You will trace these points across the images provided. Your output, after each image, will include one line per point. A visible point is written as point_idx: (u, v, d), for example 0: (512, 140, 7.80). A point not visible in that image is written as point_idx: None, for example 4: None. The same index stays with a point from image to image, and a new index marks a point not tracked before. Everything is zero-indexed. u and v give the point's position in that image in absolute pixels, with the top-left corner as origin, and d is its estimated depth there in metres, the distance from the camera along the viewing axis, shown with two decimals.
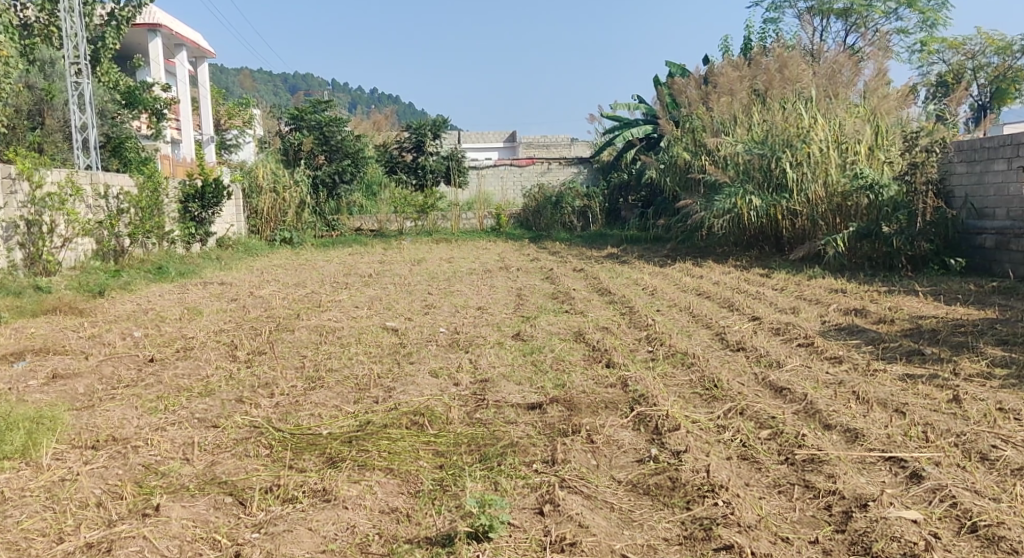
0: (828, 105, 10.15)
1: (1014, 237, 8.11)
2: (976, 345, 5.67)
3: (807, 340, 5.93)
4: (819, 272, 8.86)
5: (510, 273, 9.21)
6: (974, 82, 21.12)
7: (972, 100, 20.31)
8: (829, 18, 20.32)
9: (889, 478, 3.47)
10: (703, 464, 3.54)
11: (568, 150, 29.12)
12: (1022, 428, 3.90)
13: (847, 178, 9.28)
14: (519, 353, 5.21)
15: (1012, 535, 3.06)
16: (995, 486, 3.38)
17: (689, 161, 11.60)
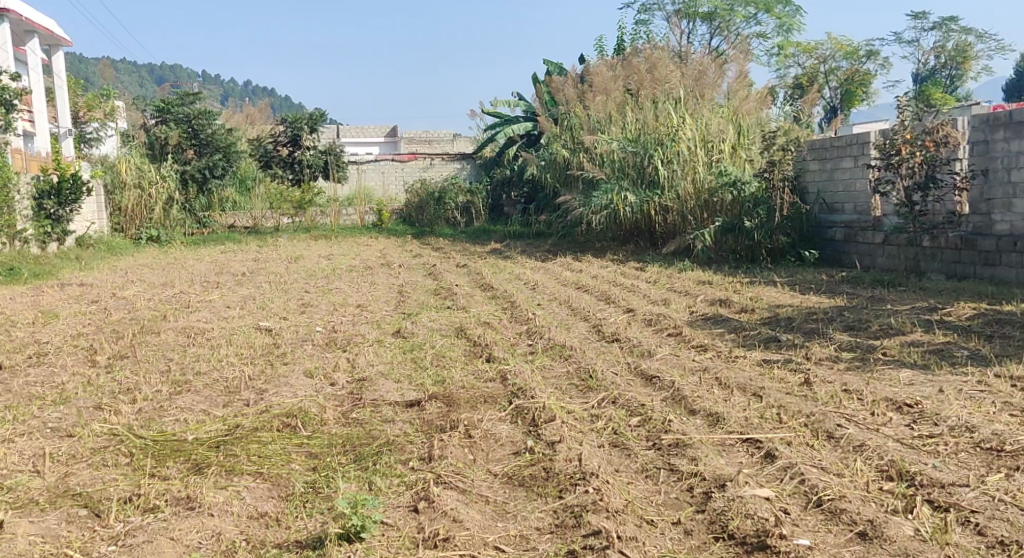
0: (694, 106, 10.58)
1: (861, 231, 8.86)
2: (826, 330, 6.03)
3: (676, 329, 6.16)
4: (689, 265, 9.21)
5: (391, 270, 9.15)
6: (826, 85, 22.36)
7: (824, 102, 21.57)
8: (695, 21, 21.08)
9: (747, 458, 3.67)
10: (575, 453, 3.62)
11: (450, 146, 29.14)
12: (862, 408, 4.23)
13: (712, 175, 9.70)
14: (398, 350, 5.19)
15: (852, 507, 3.20)
16: (838, 462, 3.60)
17: (567, 158, 11.84)
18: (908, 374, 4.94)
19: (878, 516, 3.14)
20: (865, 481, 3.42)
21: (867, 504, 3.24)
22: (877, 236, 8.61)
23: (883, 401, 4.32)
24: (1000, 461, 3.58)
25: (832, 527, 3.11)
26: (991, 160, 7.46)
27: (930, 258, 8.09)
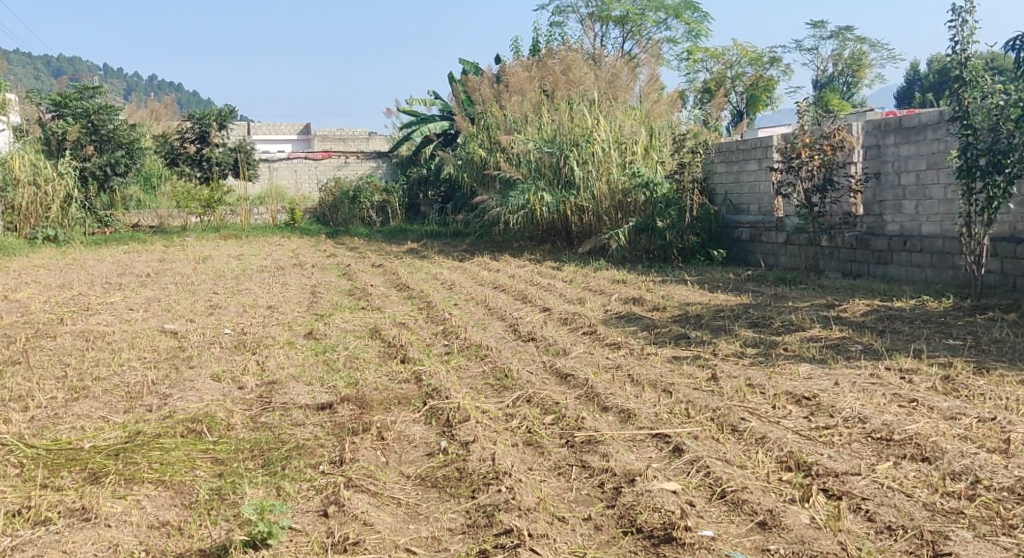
0: (608, 107, 10.78)
1: (764, 231, 9.19)
2: (732, 327, 6.20)
3: (590, 328, 6.23)
4: (604, 264, 9.35)
5: (304, 270, 8.99)
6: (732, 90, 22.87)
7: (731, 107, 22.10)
8: (608, 25, 21.41)
9: (656, 453, 3.76)
10: (489, 453, 3.63)
11: (365, 145, 28.89)
12: (765, 402, 4.42)
13: (626, 176, 9.89)
14: (310, 352, 5.10)
15: (753, 498, 3.29)
16: (741, 455, 3.71)
17: (484, 158, 11.86)
18: (808, 368, 5.14)
19: (777, 505, 3.24)
20: (765, 472, 3.53)
21: (768, 494, 3.34)
22: (780, 236, 8.96)
23: (784, 395, 4.52)
24: (889, 450, 3.75)
25: (734, 518, 3.18)
26: (883, 164, 7.92)
27: (828, 257, 8.53)
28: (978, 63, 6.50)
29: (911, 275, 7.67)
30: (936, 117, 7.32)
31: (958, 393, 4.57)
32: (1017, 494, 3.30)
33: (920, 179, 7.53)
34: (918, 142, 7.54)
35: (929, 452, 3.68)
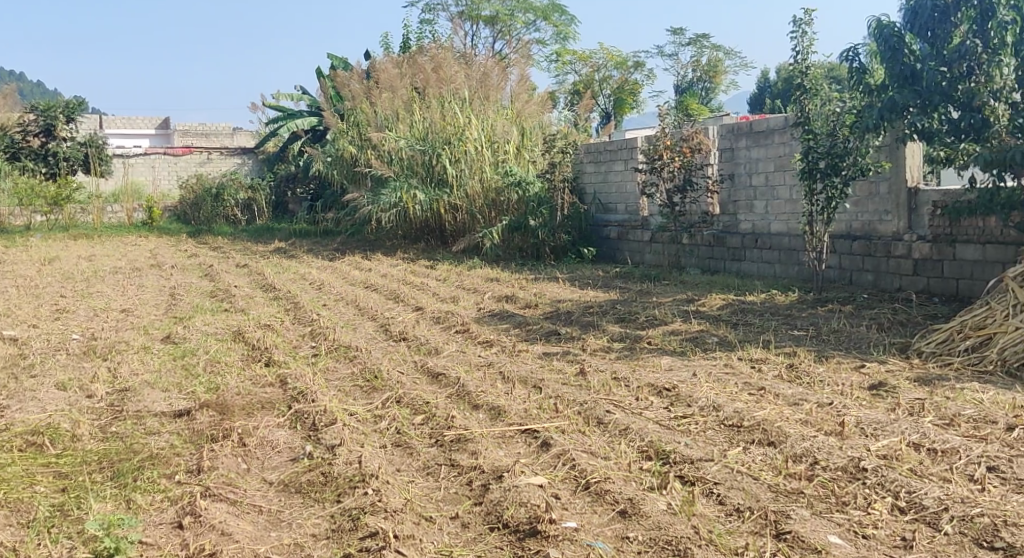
0: (479, 107, 10.69)
1: (631, 229, 9.52)
2: (601, 323, 6.35)
3: (463, 326, 6.24)
4: (477, 263, 9.41)
5: (162, 271, 8.60)
6: (602, 93, 23.40)
7: (599, 109, 22.69)
8: (478, 24, 21.44)
9: (524, 448, 3.81)
10: (356, 455, 3.58)
11: (228, 140, 28.03)
12: (629, 393, 4.57)
13: (499, 175, 9.99)
14: (168, 357, 4.88)
15: (616, 488, 3.37)
16: (605, 447, 3.83)
17: (355, 155, 11.69)
18: (668, 360, 5.33)
19: (637, 493, 3.33)
20: (627, 462, 3.65)
21: (629, 483, 3.44)
22: (645, 234, 9.29)
23: (646, 387, 4.68)
24: (740, 436, 3.95)
25: (597, 508, 3.26)
26: (736, 167, 8.31)
27: (689, 254, 8.93)
28: (818, 72, 6.88)
29: (763, 271, 8.10)
30: (781, 123, 7.74)
31: (802, 380, 4.86)
32: (851, 472, 3.53)
33: (769, 181, 7.95)
34: (767, 146, 7.95)
35: (775, 437, 3.89)
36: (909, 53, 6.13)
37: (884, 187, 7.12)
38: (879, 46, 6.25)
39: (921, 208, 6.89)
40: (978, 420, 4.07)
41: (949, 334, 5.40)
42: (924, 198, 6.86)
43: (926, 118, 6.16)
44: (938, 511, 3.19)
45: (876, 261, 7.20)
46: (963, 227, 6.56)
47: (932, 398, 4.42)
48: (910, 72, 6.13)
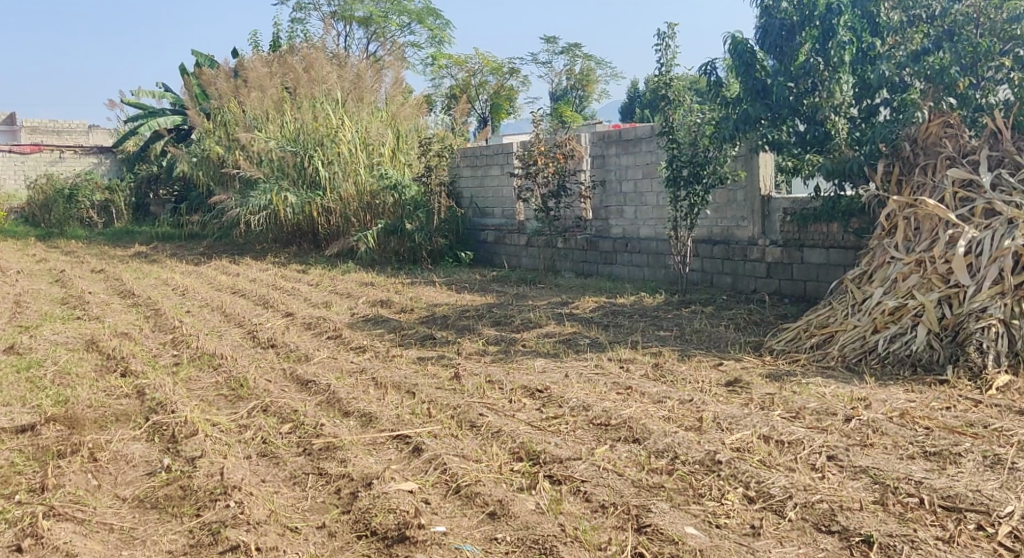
0: (353, 109, 10.54)
1: (508, 233, 9.63)
2: (476, 327, 6.37)
3: (335, 332, 6.12)
4: (351, 267, 9.27)
5: (8, 277, 8.05)
6: (478, 99, 23.56)
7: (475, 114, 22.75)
8: (352, 24, 21.10)
9: (395, 454, 3.77)
10: (218, 467, 3.45)
11: (83, 137, 26.54)
12: (503, 396, 4.60)
13: (374, 177, 9.89)
14: (12, 370, 4.57)
15: (485, 490, 3.39)
16: (477, 450, 3.84)
17: (222, 155, 11.31)
18: (542, 362, 5.40)
19: (506, 495, 3.35)
20: (497, 464, 3.68)
21: (498, 485, 3.46)
22: (521, 238, 9.42)
23: (520, 389, 4.73)
24: (607, 434, 4.06)
25: (467, 511, 3.27)
26: (607, 174, 8.52)
27: (563, 257, 9.12)
28: (680, 84, 7.11)
29: (633, 274, 8.35)
30: (648, 131, 7.99)
31: (666, 378, 5.03)
32: (708, 465, 3.67)
33: (637, 188, 8.19)
34: (634, 154, 8.18)
35: (639, 434, 4.02)
36: (761, 68, 6.51)
37: (742, 194, 7.47)
38: (735, 61, 6.57)
39: (773, 214, 7.26)
40: (821, 412, 4.33)
41: (798, 333, 5.73)
42: (776, 205, 7.23)
43: (775, 131, 6.50)
44: (784, 499, 3.36)
45: (735, 264, 7.54)
46: (810, 232, 6.93)
47: (782, 393, 4.67)
48: (762, 86, 6.53)
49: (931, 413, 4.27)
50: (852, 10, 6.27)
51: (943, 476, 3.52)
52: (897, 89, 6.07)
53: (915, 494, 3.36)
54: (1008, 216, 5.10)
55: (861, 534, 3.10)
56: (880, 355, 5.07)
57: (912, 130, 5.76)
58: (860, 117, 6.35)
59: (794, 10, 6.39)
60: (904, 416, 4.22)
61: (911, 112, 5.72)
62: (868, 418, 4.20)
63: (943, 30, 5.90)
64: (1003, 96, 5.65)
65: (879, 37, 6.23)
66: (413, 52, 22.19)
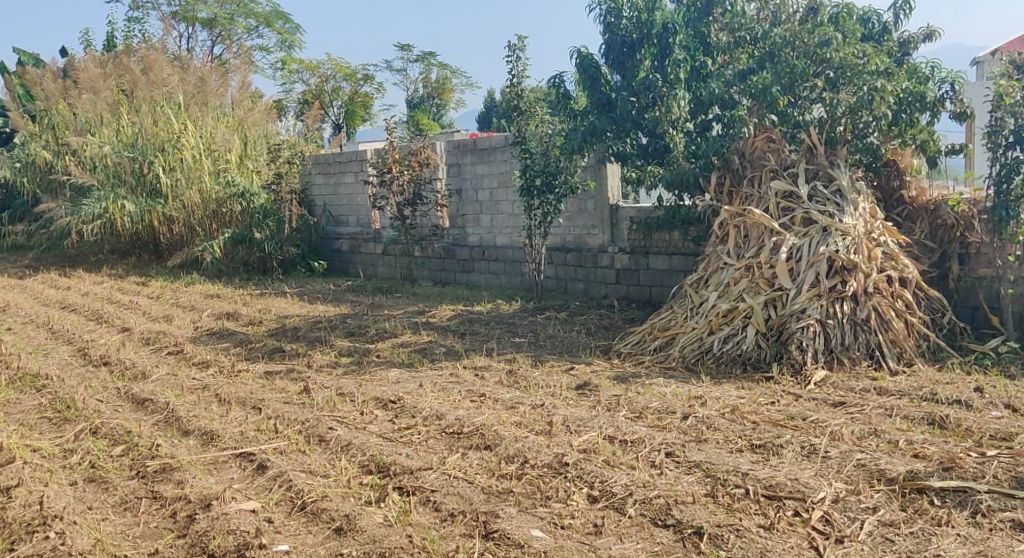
0: (197, 113, 10.09)
1: (363, 242, 9.49)
2: (328, 338, 6.23)
3: (176, 347, 5.83)
4: (196, 278, 8.88)
5: None
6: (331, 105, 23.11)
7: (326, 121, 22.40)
8: (194, 26, 20.27)
9: (238, 473, 3.62)
10: (37, 496, 3.25)
11: None
12: (354, 409, 4.51)
13: (220, 185, 9.52)
14: None
15: (332, 505, 3.30)
16: (325, 465, 3.74)
17: (51, 161, 10.57)
18: (396, 372, 5.33)
19: (354, 509, 3.28)
20: (346, 479, 3.59)
21: (346, 499, 3.39)
22: (377, 247, 9.33)
23: (372, 401, 4.65)
24: (459, 443, 4.05)
25: (311, 528, 3.18)
26: (462, 182, 8.51)
27: (420, 266, 9.02)
28: (532, 96, 7.25)
29: (490, 281, 8.43)
30: (503, 141, 8.07)
31: (519, 384, 5.08)
32: (555, 467, 3.74)
33: (493, 196, 8.24)
34: (489, 163, 8.22)
35: (490, 440, 4.03)
36: (606, 82, 6.68)
37: (591, 203, 7.67)
38: (581, 75, 6.72)
39: (621, 223, 7.51)
40: (662, 411, 4.49)
41: (642, 335, 5.93)
42: (623, 214, 7.49)
43: (620, 143, 6.73)
44: (624, 497, 3.46)
45: (586, 270, 7.73)
46: (654, 239, 7.23)
47: (628, 394, 4.81)
48: (607, 100, 6.73)
49: (758, 408, 4.53)
50: (686, 29, 6.55)
51: (768, 467, 3.73)
52: (727, 105, 6.34)
53: (743, 484, 3.54)
54: (823, 224, 5.50)
55: (693, 526, 3.23)
56: (716, 356, 5.34)
57: (741, 144, 6.19)
58: (696, 131, 6.64)
59: (634, 28, 6.56)
60: (734, 412, 4.45)
61: (738, 127, 6.10)
62: (702, 414, 4.40)
63: (765, 51, 6.15)
64: (817, 114, 6.05)
65: (710, 56, 6.57)
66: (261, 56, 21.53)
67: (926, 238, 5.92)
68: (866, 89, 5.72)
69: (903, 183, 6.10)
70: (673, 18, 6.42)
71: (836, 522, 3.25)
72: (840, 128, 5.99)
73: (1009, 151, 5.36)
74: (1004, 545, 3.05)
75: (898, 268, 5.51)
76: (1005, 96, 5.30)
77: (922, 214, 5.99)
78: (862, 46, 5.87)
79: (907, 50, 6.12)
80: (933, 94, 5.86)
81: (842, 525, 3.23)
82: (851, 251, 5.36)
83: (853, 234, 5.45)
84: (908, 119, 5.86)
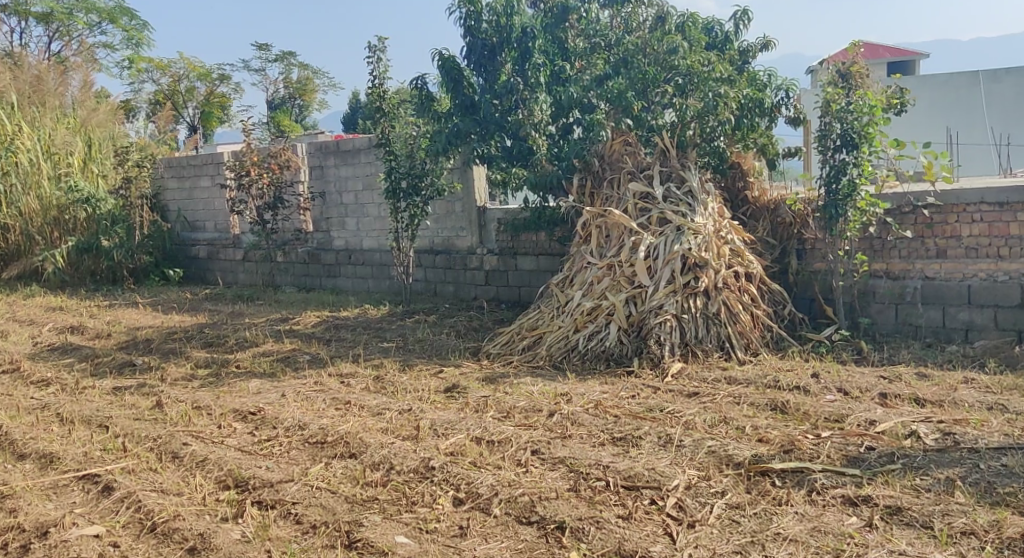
0: (34, 112, 9.42)
1: (222, 248, 9.16)
2: (183, 350, 5.96)
3: (13, 365, 5.43)
4: (37, 290, 8.32)
5: None
6: (186, 107, 22.11)
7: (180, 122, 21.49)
8: (28, 20, 18.96)
9: (81, 496, 3.42)
10: None
11: None
12: (210, 422, 4.33)
13: (62, 190, 8.95)
14: None
15: (184, 524, 3.17)
16: (178, 482, 3.56)
17: None
18: (256, 383, 5.15)
19: (209, 527, 3.16)
20: (201, 496, 3.44)
21: (201, 517, 3.24)
22: (237, 253, 9.02)
23: (230, 413, 4.48)
24: (323, 452, 3.95)
25: (162, 550, 3.04)
26: (325, 185, 8.33)
27: (283, 272, 8.80)
28: (394, 98, 7.16)
29: (357, 286, 8.30)
30: (366, 143, 7.91)
31: (385, 390, 5.02)
32: (421, 472, 3.70)
33: (358, 199, 8.09)
34: (353, 165, 8.06)
35: (355, 448, 3.95)
36: (468, 85, 6.71)
37: (459, 205, 7.65)
38: (444, 77, 6.72)
39: (488, 224, 7.53)
40: (528, 410, 4.54)
41: (511, 336, 5.98)
42: (490, 216, 7.51)
43: (485, 145, 6.75)
44: (489, 497, 3.47)
45: (456, 273, 7.73)
46: (521, 240, 7.27)
47: (495, 395, 4.83)
48: (470, 103, 6.77)
49: (619, 402, 4.65)
50: (545, 35, 6.65)
51: (627, 458, 3.83)
52: (586, 109, 6.51)
53: (603, 477, 3.62)
54: (676, 224, 5.71)
55: (556, 521, 3.28)
56: (581, 353, 5.47)
57: (600, 147, 6.30)
58: (558, 134, 6.70)
59: (494, 31, 6.60)
60: (598, 406, 4.55)
61: (596, 131, 6.20)
62: (567, 411, 4.48)
63: (620, 57, 6.33)
64: (668, 119, 6.23)
65: (569, 61, 6.64)
66: (106, 53, 20.38)
67: (768, 235, 6.24)
68: (711, 95, 5.99)
69: (747, 184, 6.38)
70: (531, 23, 6.51)
71: (689, 508, 3.38)
72: (689, 132, 6.18)
73: (837, 153, 5.71)
74: (836, 519, 3.24)
75: (745, 264, 5.77)
76: (831, 102, 5.69)
77: (763, 213, 6.30)
78: (706, 54, 6.08)
79: (747, 58, 6.43)
80: (770, 101, 6.22)
81: (694, 510, 3.36)
82: (702, 249, 5.58)
83: (704, 232, 5.68)
84: (749, 123, 6.19)
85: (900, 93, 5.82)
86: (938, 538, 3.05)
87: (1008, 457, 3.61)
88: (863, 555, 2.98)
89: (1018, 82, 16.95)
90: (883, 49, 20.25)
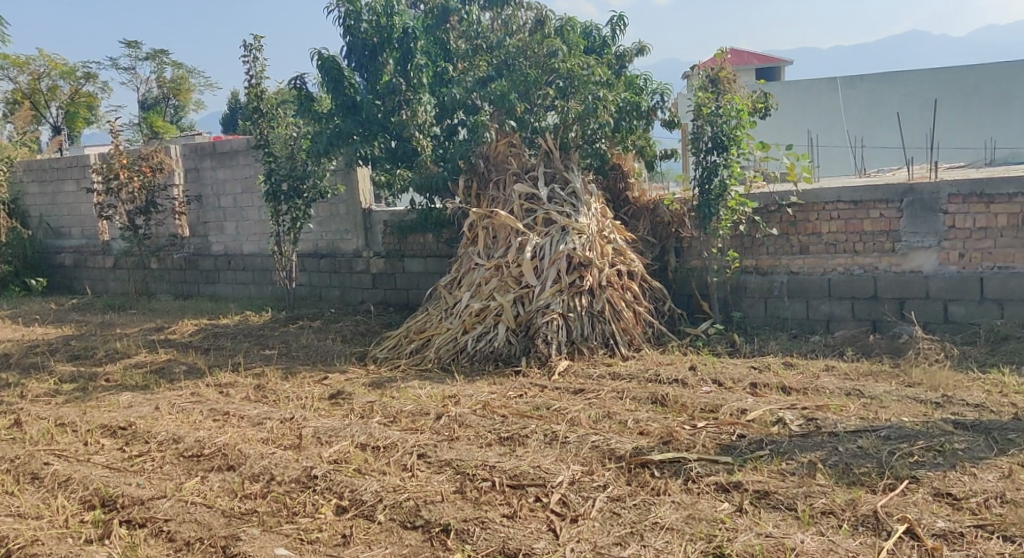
0: None
1: (89, 255, 8.72)
2: (47, 364, 5.62)
3: None
4: None
5: None
6: (49, 107, 20.88)
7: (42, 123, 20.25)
8: None
9: None
10: None
11: None
12: (75, 439, 4.11)
13: None
14: None
15: (44, 550, 3.06)
16: (38, 505, 3.38)
17: None
18: (127, 396, 4.91)
19: (70, 551, 3.05)
20: (62, 519, 3.27)
21: (61, 541, 3.13)
22: (106, 260, 8.60)
23: (97, 429, 4.25)
24: (198, 466, 3.80)
25: None
26: (201, 188, 8.02)
27: (158, 279, 8.45)
28: (272, 97, 6.97)
29: (237, 292, 8.04)
30: (244, 144, 7.66)
31: (266, 398, 4.87)
32: (303, 482, 3.61)
33: (237, 202, 7.83)
34: (230, 167, 7.80)
35: (233, 460, 3.82)
36: (349, 85, 6.58)
37: (344, 207, 7.52)
38: (324, 77, 6.58)
39: (374, 227, 7.43)
40: (415, 414, 4.49)
41: (398, 339, 5.92)
42: (376, 218, 7.41)
43: (367, 146, 6.60)
44: (374, 504, 3.42)
45: (341, 276, 7.59)
46: (408, 242, 7.21)
47: (381, 399, 4.76)
48: (352, 103, 6.62)
49: (506, 402, 4.67)
50: (427, 35, 6.61)
51: (513, 458, 3.85)
52: (470, 111, 6.52)
53: (489, 477, 3.63)
54: (561, 224, 5.79)
55: (441, 524, 3.26)
56: (469, 354, 5.48)
57: (484, 148, 6.30)
58: (443, 136, 6.66)
59: (373, 31, 6.45)
60: (485, 407, 4.56)
61: (481, 133, 6.15)
62: (454, 413, 4.46)
63: (501, 59, 6.36)
64: (551, 121, 6.31)
65: (450, 62, 6.62)
66: None
67: (648, 234, 6.41)
68: (591, 98, 6.04)
69: (628, 185, 6.54)
70: (412, 23, 6.38)
71: (572, 503, 3.42)
72: (572, 134, 6.22)
73: (708, 155, 5.91)
74: (710, 506, 3.35)
75: (627, 263, 5.91)
76: (703, 106, 5.88)
77: (643, 213, 6.46)
78: (585, 58, 6.14)
79: (624, 63, 6.56)
80: (647, 104, 6.38)
81: (576, 505, 3.41)
82: (586, 249, 5.68)
83: (588, 232, 5.78)
84: (627, 126, 6.29)
85: (764, 98, 6.09)
86: (800, 519, 3.19)
87: (863, 439, 3.83)
88: (733, 538, 3.09)
89: (873, 89, 17.96)
90: (751, 56, 21.10)
